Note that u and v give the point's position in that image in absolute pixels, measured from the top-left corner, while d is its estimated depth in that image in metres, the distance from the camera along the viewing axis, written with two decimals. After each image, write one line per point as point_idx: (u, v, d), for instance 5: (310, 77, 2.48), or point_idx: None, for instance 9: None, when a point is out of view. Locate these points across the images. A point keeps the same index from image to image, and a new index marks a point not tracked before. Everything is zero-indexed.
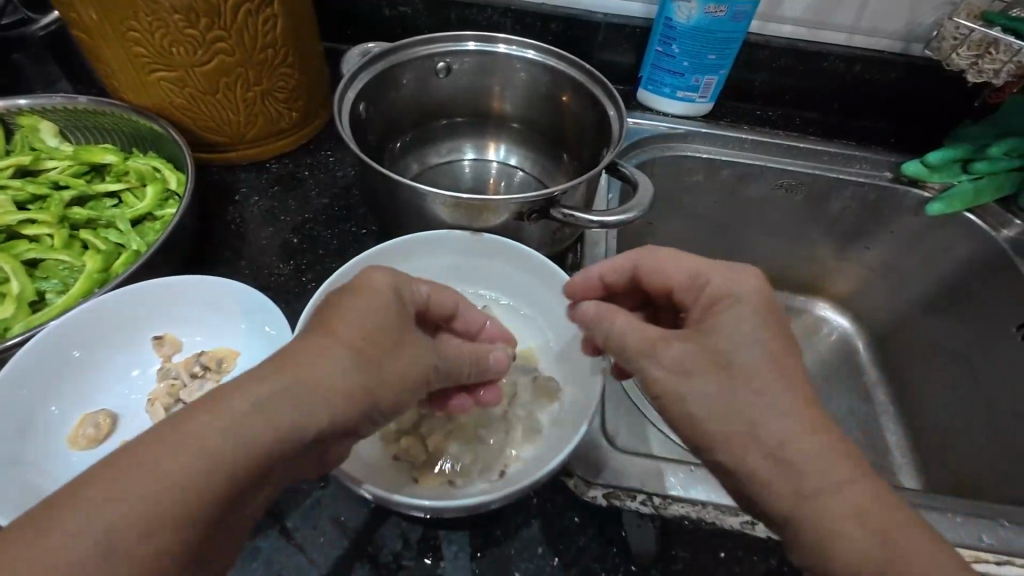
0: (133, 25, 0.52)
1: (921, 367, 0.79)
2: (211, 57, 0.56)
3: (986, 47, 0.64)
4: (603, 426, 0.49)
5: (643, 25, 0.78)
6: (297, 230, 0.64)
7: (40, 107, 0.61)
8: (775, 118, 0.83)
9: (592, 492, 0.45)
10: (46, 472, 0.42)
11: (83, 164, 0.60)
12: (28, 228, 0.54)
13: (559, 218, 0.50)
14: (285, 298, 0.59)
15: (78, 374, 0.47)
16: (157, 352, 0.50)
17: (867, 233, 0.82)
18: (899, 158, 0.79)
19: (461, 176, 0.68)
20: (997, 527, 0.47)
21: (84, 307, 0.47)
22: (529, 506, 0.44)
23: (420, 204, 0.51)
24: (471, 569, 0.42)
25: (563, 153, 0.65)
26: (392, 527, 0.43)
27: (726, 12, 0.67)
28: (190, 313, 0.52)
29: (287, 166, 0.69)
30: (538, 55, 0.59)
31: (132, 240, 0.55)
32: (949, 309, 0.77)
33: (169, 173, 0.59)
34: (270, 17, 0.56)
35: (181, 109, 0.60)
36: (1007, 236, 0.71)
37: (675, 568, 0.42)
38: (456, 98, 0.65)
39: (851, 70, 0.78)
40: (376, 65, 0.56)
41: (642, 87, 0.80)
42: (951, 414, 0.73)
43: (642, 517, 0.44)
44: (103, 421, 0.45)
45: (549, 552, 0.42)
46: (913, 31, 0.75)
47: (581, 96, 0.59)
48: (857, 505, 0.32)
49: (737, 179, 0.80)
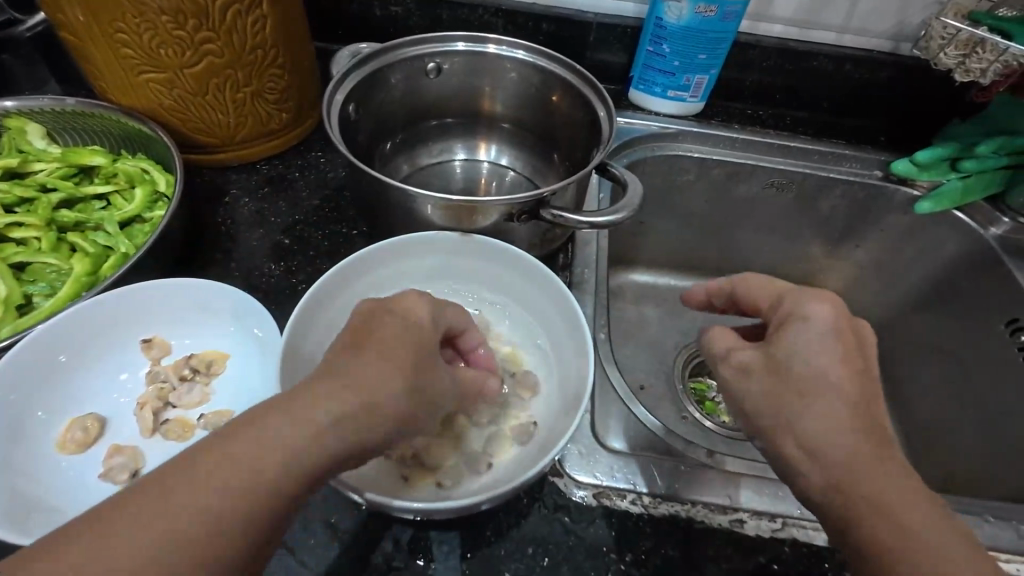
0: (120, 26, 0.52)
1: (910, 364, 0.79)
2: (201, 59, 0.56)
3: (973, 46, 0.64)
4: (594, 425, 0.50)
5: (634, 25, 0.79)
6: (288, 232, 0.64)
7: (28, 108, 0.61)
8: (765, 116, 0.83)
9: (582, 492, 0.45)
10: (30, 477, 0.42)
11: (71, 165, 0.60)
12: (16, 231, 0.54)
13: (549, 218, 0.50)
14: (274, 299, 0.58)
15: (67, 380, 0.47)
16: (146, 355, 0.50)
17: (857, 231, 0.83)
18: (888, 157, 0.79)
19: (452, 177, 0.68)
20: (983, 522, 0.48)
21: (70, 312, 0.47)
22: (518, 507, 0.44)
23: (408, 204, 0.51)
24: (462, 570, 0.42)
25: (555, 153, 0.65)
26: (380, 529, 0.43)
27: (716, 11, 0.68)
28: (180, 316, 0.52)
29: (278, 166, 0.69)
30: (528, 55, 0.59)
31: (121, 242, 0.55)
32: (939, 307, 0.78)
33: (158, 175, 0.59)
34: (260, 17, 0.56)
35: (169, 110, 0.59)
36: (995, 234, 0.73)
37: (665, 567, 0.42)
38: (446, 98, 0.65)
39: (841, 69, 0.79)
40: (366, 66, 0.56)
41: (634, 86, 0.80)
42: (941, 410, 0.73)
43: (631, 516, 0.44)
44: (91, 425, 0.45)
45: (539, 552, 0.43)
46: (901, 30, 0.75)
47: (571, 96, 0.59)
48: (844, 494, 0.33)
49: (728, 178, 0.80)
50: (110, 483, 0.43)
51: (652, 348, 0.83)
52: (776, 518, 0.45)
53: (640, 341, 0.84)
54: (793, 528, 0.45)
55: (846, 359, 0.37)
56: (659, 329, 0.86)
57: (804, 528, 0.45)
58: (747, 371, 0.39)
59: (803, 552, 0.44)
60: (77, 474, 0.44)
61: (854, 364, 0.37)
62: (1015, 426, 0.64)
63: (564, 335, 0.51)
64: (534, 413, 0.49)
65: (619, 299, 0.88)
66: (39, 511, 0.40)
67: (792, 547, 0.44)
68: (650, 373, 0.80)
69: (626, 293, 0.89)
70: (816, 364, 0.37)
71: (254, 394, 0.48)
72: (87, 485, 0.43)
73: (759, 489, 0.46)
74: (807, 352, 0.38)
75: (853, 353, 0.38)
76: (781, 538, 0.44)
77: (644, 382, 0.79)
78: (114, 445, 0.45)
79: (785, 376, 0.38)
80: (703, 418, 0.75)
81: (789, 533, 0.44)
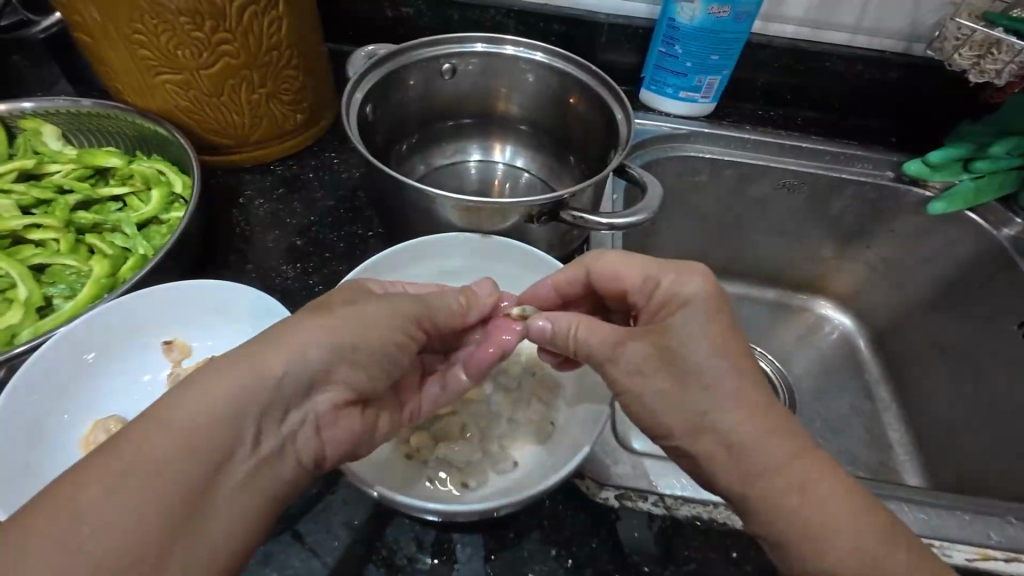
0: (138, 27, 0.52)
1: (922, 364, 0.79)
2: (217, 60, 0.56)
3: (989, 47, 0.64)
4: (614, 427, 0.50)
5: (646, 25, 0.78)
6: (304, 233, 0.64)
7: (43, 109, 0.61)
8: (777, 117, 0.83)
9: (605, 493, 0.45)
10: (56, 479, 0.42)
11: (86, 167, 0.60)
12: (34, 233, 0.54)
13: (568, 220, 0.50)
14: (291, 300, 0.58)
15: (89, 381, 0.47)
16: (166, 357, 0.50)
17: (869, 231, 0.83)
18: (901, 157, 0.79)
19: (467, 178, 0.67)
20: (1003, 524, 0.48)
21: (92, 314, 0.47)
22: (540, 508, 0.44)
23: (427, 206, 0.51)
24: (485, 571, 0.42)
25: (570, 154, 0.65)
26: (403, 530, 0.43)
27: (730, 12, 0.67)
28: (200, 318, 0.52)
29: (292, 167, 0.69)
30: (544, 56, 0.59)
31: (139, 244, 0.55)
32: (951, 307, 0.77)
33: (174, 177, 0.59)
34: (275, 18, 0.56)
35: (185, 111, 0.59)
36: (1008, 235, 0.72)
37: (688, 569, 0.42)
38: (461, 99, 0.65)
39: (853, 70, 0.79)
40: (382, 67, 0.56)
41: (646, 87, 0.80)
42: (954, 411, 0.73)
43: (654, 518, 0.44)
44: (115, 428, 0.45)
45: (562, 554, 0.43)
46: (914, 30, 0.75)
47: (587, 97, 0.59)
48: None
49: (740, 179, 0.80)
50: None
51: None
52: None
53: None
54: None
55: (721, 343, 0.38)
56: None
57: None
58: (641, 369, 0.39)
59: None
60: None
61: (732, 353, 0.38)
62: None
63: None
64: (557, 414, 0.49)
65: None
66: None
67: None
68: None
69: None
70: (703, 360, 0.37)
71: None
72: None
73: None
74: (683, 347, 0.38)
75: (722, 326, 0.39)
76: None
77: None
78: None
79: (683, 376, 0.37)
80: None
81: None
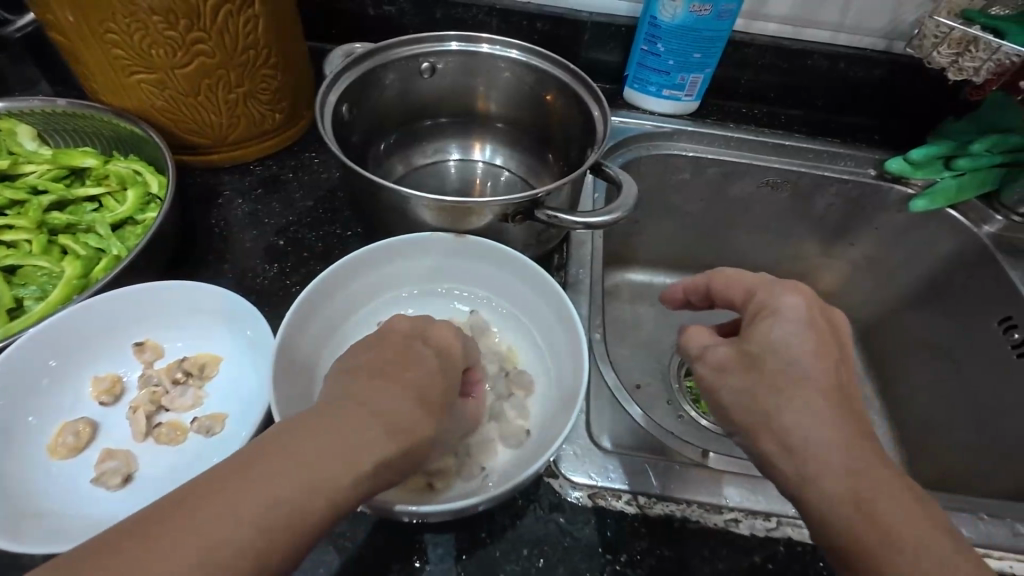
0: (111, 26, 0.51)
1: (906, 362, 0.80)
2: (192, 59, 0.55)
3: (966, 44, 0.64)
4: (589, 425, 0.49)
5: (629, 23, 0.78)
6: (282, 233, 0.63)
7: (18, 110, 0.61)
8: (760, 115, 0.83)
9: (577, 493, 0.45)
10: (23, 483, 0.42)
11: (62, 167, 0.59)
12: (6, 234, 0.54)
13: (543, 219, 0.50)
14: (269, 301, 0.58)
15: (57, 384, 0.47)
16: (138, 358, 0.50)
17: (852, 229, 0.83)
18: (882, 155, 0.79)
19: (447, 177, 0.67)
20: (977, 520, 0.48)
21: (61, 315, 0.47)
22: (514, 507, 0.44)
23: (402, 206, 0.50)
24: (457, 572, 0.42)
25: (549, 153, 0.65)
26: (375, 533, 0.43)
27: (711, 10, 0.67)
28: (174, 318, 0.52)
29: (272, 167, 0.69)
30: (521, 54, 0.59)
31: (113, 245, 0.55)
32: (934, 304, 0.78)
33: (150, 177, 0.58)
34: (252, 17, 0.56)
35: (162, 111, 0.59)
36: (988, 232, 0.72)
37: (660, 567, 0.42)
38: (441, 97, 0.65)
39: (835, 67, 0.79)
40: (359, 67, 0.56)
41: (629, 85, 0.80)
42: (936, 408, 0.73)
43: (626, 517, 0.44)
44: (83, 429, 0.45)
45: (534, 553, 0.43)
46: (895, 28, 0.75)
47: (565, 95, 0.59)
48: (808, 472, 0.33)
49: (724, 176, 0.80)
50: (101, 487, 0.43)
51: (649, 348, 0.83)
52: (770, 517, 0.45)
53: (636, 340, 0.84)
54: (787, 527, 0.45)
55: (823, 342, 0.37)
56: (655, 329, 0.86)
57: (798, 527, 0.45)
58: None
59: (796, 552, 0.44)
60: (69, 478, 0.43)
61: (831, 354, 0.37)
62: (1010, 422, 0.64)
63: (560, 336, 0.51)
64: (529, 415, 0.49)
65: (615, 299, 0.88)
66: (31, 516, 0.40)
67: (785, 546, 0.44)
68: (646, 372, 0.80)
69: (623, 292, 0.89)
70: (790, 353, 0.37)
71: (250, 396, 0.48)
72: (80, 489, 0.43)
73: (755, 490, 0.46)
74: (790, 343, 0.37)
75: (831, 341, 0.38)
76: (775, 538, 0.44)
77: (640, 380, 0.79)
78: (105, 449, 0.45)
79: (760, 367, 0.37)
80: (698, 417, 0.75)
81: (783, 532, 0.45)
